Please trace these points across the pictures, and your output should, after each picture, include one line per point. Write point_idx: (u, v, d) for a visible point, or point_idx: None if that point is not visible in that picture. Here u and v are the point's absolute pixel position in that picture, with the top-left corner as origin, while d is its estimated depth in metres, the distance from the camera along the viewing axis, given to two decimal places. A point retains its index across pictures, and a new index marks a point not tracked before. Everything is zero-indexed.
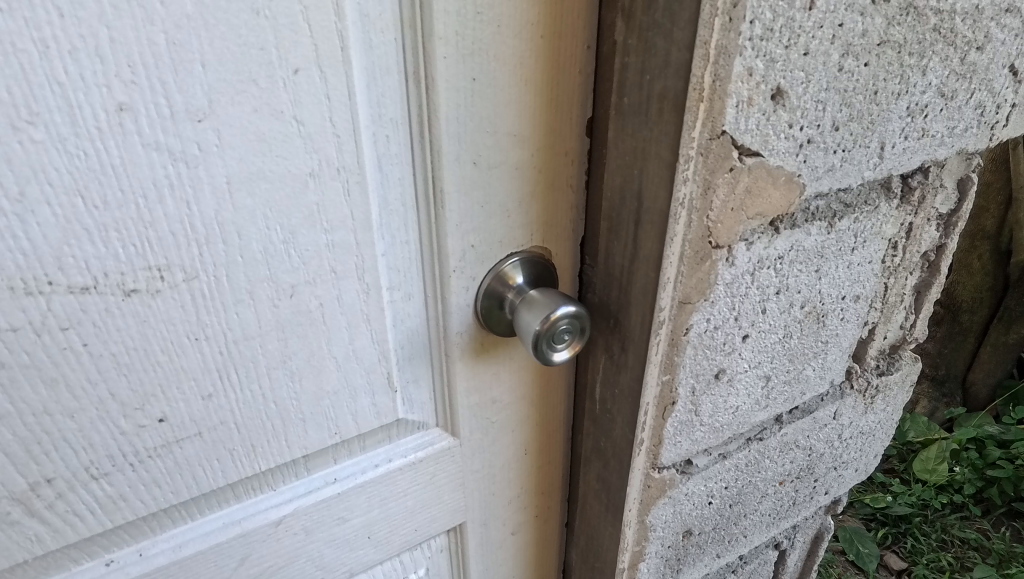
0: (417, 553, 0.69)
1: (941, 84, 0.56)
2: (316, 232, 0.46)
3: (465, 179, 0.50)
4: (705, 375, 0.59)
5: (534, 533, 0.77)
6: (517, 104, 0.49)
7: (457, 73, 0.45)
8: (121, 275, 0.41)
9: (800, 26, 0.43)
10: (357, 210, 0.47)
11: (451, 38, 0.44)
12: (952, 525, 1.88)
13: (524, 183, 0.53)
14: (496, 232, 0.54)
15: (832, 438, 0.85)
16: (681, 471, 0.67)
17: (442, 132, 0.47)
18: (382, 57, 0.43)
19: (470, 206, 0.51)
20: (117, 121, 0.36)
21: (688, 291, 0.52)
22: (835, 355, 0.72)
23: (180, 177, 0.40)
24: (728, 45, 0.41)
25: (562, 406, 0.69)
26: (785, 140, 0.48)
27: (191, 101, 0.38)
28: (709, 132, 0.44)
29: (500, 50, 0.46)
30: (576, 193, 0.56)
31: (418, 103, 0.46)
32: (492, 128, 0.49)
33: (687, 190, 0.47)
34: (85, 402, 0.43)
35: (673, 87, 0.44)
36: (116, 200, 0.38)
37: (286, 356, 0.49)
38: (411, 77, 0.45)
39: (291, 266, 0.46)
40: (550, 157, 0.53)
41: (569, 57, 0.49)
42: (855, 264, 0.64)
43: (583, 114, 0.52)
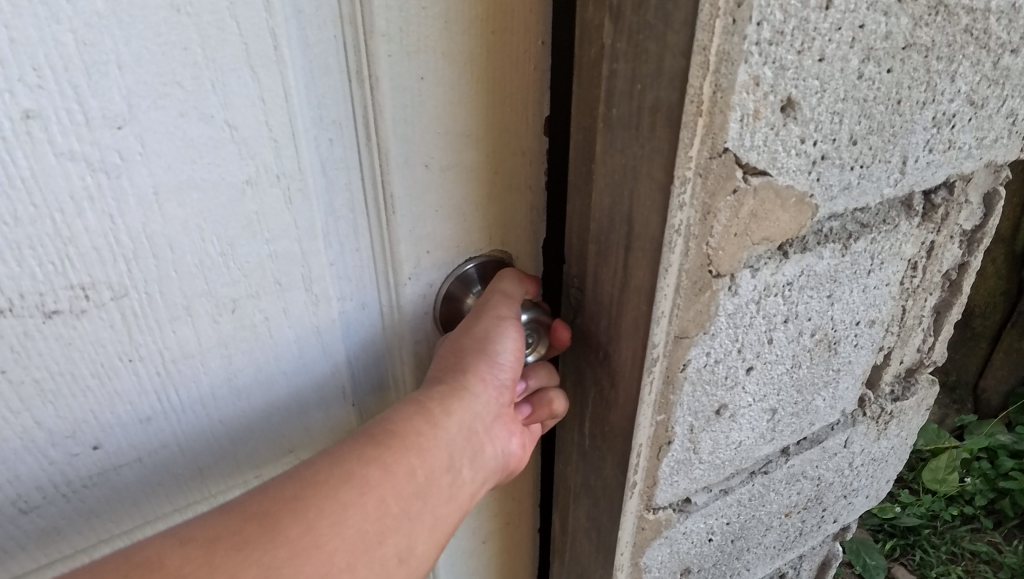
0: None
1: (970, 91, 0.50)
2: (257, 243, 0.41)
3: (417, 184, 0.44)
4: (705, 412, 0.54)
5: (506, 539, 0.69)
6: (470, 101, 0.44)
7: (403, 72, 0.40)
8: (39, 295, 0.35)
9: (815, 28, 0.37)
10: (302, 219, 0.41)
11: (394, 34, 0.39)
12: (962, 537, 1.82)
13: (480, 185, 0.47)
14: (453, 235, 0.48)
15: (842, 467, 0.80)
16: (677, 509, 0.62)
17: (388, 134, 0.41)
18: (319, 57, 0.38)
19: (423, 213, 0.46)
20: (24, 129, 0.31)
21: (685, 325, 0.46)
22: (847, 383, 0.66)
23: (103, 189, 0.34)
24: (731, 50, 0.35)
25: None
26: (796, 156, 0.42)
27: (108, 106, 0.33)
28: (709, 150, 0.38)
29: (449, 47, 0.41)
30: (536, 195, 0.50)
31: (360, 104, 0.41)
32: (443, 127, 0.43)
33: (684, 216, 0.41)
34: (10, 433, 0.37)
35: (667, 99, 0.37)
36: (28, 215, 0.33)
37: (230, 373, 0.44)
38: (351, 76, 0.40)
39: (231, 279, 0.41)
40: (506, 158, 0.47)
41: (521, 55, 0.44)
42: (871, 287, 0.58)
43: (541, 113, 0.47)
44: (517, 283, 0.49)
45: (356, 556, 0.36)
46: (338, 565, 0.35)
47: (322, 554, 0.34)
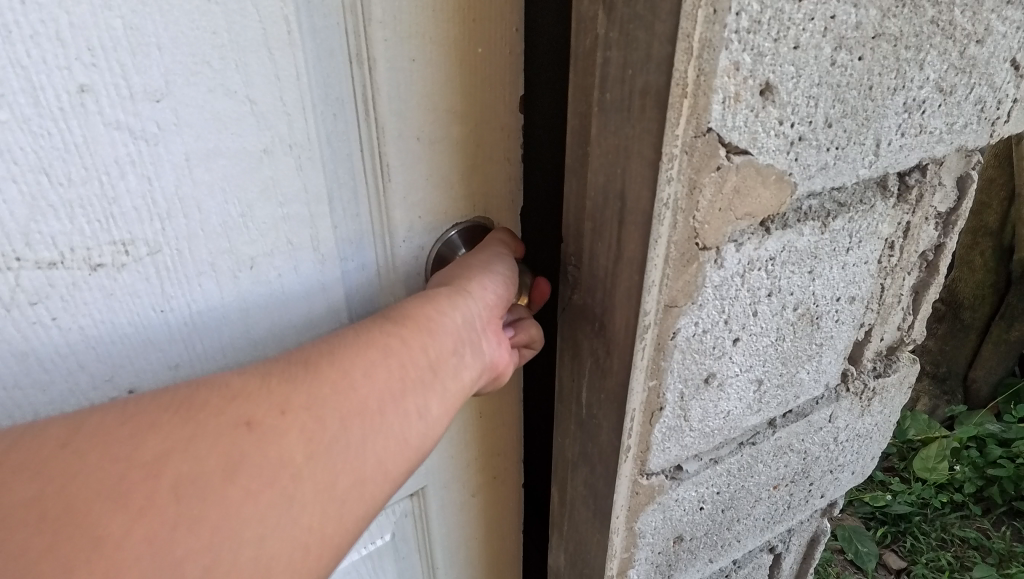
0: (383, 518, 0.66)
1: (939, 79, 0.54)
2: (272, 206, 0.44)
3: (409, 155, 0.49)
4: (694, 380, 0.57)
5: (492, 509, 0.76)
6: (454, 80, 0.48)
7: (396, 55, 0.45)
8: (87, 249, 0.38)
9: (790, 18, 0.41)
10: (311, 184, 0.45)
11: (389, 21, 0.43)
12: (951, 524, 1.86)
13: (463, 157, 0.52)
14: (440, 203, 0.52)
15: (827, 442, 0.83)
16: (670, 477, 0.66)
17: (385, 111, 0.46)
18: (325, 42, 0.42)
19: (415, 181, 0.50)
20: (78, 102, 0.35)
21: (675, 294, 0.50)
22: (829, 358, 0.70)
23: (144, 154, 0.38)
24: (712, 38, 0.38)
25: (509, 393, 0.69)
26: (774, 137, 0.46)
27: (149, 82, 0.36)
28: (693, 129, 0.42)
29: (436, 33, 0.46)
30: (511, 165, 0.55)
31: (360, 84, 0.45)
32: (431, 103, 0.48)
33: (672, 190, 0.44)
34: (56, 375, 0.40)
35: (655, 82, 0.41)
36: (80, 176, 0.36)
37: (247, 325, 0.47)
38: (354, 59, 0.44)
39: (249, 237, 0.44)
40: (484, 131, 0.52)
41: (497, 40, 0.49)
42: (850, 265, 0.62)
43: (515, 93, 0.52)
44: (502, 230, 0.56)
45: (371, 411, 0.39)
46: (359, 409, 0.38)
47: (344, 399, 0.38)
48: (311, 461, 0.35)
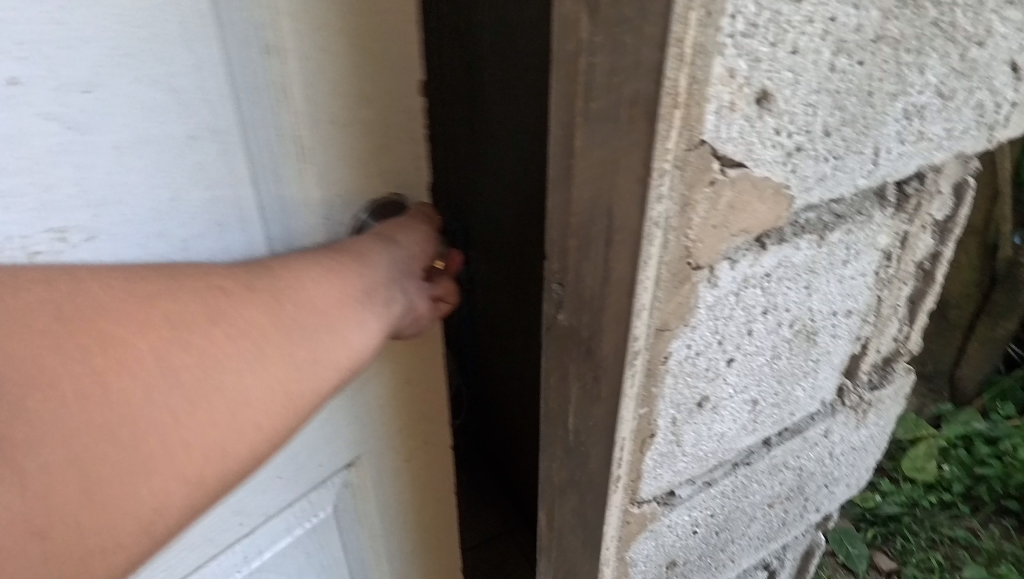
0: (322, 491, 0.69)
1: (939, 83, 0.51)
2: (199, 191, 0.43)
3: (321, 143, 0.48)
4: (687, 404, 0.54)
5: (429, 478, 0.83)
6: (362, 69, 0.48)
7: (304, 46, 0.44)
8: (22, 240, 0.36)
9: (788, 21, 0.38)
10: (235, 169, 0.44)
11: (299, 13, 0.43)
12: (941, 524, 1.84)
13: (375, 144, 0.51)
14: (355, 186, 0.52)
15: (823, 456, 0.81)
16: (663, 503, 0.63)
17: (295, 99, 0.45)
18: (235, 37, 0.41)
19: (330, 163, 0.49)
20: (7, 95, 0.33)
21: (666, 317, 0.47)
22: (826, 374, 0.67)
23: (79, 144, 0.37)
24: (706, 42, 0.35)
25: (438, 371, 0.73)
26: (771, 148, 0.43)
27: (77, 72, 0.35)
28: (685, 143, 0.39)
29: (340, 23, 0.45)
30: (420, 148, 0.55)
31: (273, 76, 0.44)
32: (340, 91, 0.47)
33: (663, 208, 0.41)
34: None
35: (645, 90, 0.36)
36: (12, 167, 0.35)
37: None
38: (266, 51, 0.43)
39: (181, 220, 0.43)
40: (393, 117, 0.51)
41: (400, 28, 0.48)
42: (847, 278, 0.59)
43: (417, 78, 0.51)
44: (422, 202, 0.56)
45: (321, 314, 0.46)
46: (308, 309, 0.45)
47: (295, 299, 0.44)
48: (265, 336, 0.43)
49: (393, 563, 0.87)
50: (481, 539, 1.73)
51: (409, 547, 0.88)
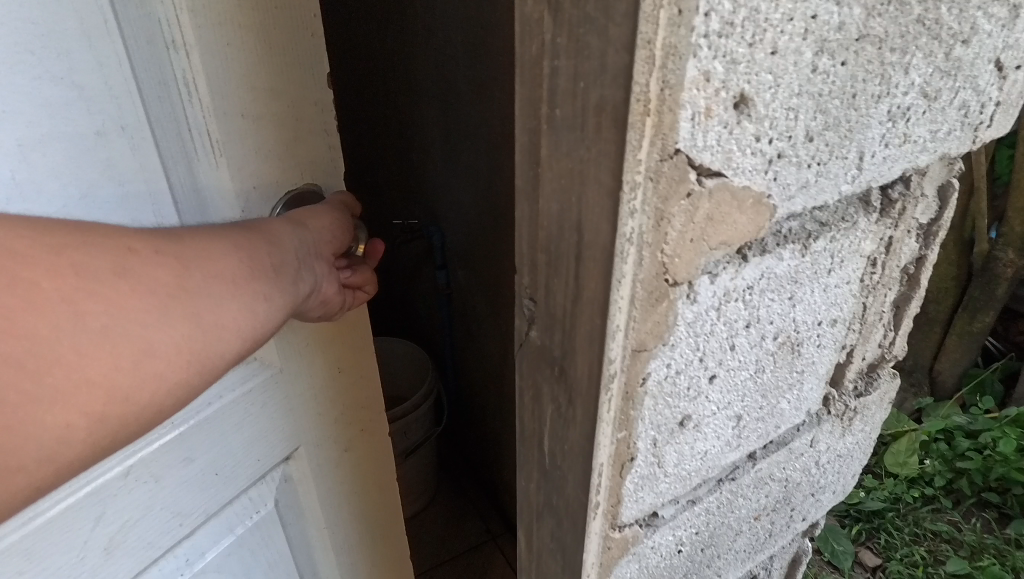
0: (262, 487, 0.68)
1: (924, 83, 0.49)
2: (112, 186, 0.45)
3: (235, 131, 0.50)
4: (668, 425, 0.51)
5: (372, 470, 0.81)
6: (268, 61, 0.51)
7: (210, 41, 0.47)
8: None
9: (766, 19, 0.35)
10: (146, 163, 0.47)
11: (198, 9, 0.46)
12: (923, 519, 1.76)
13: (288, 132, 0.54)
14: (272, 174, 0.54)
15: (809, 466, 0.79)
16: (645, 524, 0.60)
17: (203, 89, 0.48)
18: (140, 34, 0.45)
19: (245, 155, 0.52)
20: None
21: (643, 337, 0.43)
22: (811, 384, 0.65)
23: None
24: (678, 43, 0.32)
25: (371, 359, 0.73)
26: (751, 156, 0.40)
27: None
28: (659, 152, 0.35)
29: (243, 18, 0.48)
30: (330, 135, 0.58)
31: (179, 70, 0.47)
32: (249, 82, 0.50)
33: (636, 223, 0.37)
34: None
35: (612, 97, 0.34)
36: None
37: None
38: (169, 46, 0.46)
39: (102, 216, 0.45)
40: (302, 106, 0.54)
41: (302, 24, 0.52)
42: (832, 286, 0.57)
43: (321, 71, 0.55)
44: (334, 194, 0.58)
45: (237, 280, 0.43)
46: (226, 276, 0.42)
47: (211, 263, 0.42)
48: (178, 296, 0.39)
49: (343, 560, 0.84)
50: (466, 548, 1.68)
51: (360, 542, 0.85)
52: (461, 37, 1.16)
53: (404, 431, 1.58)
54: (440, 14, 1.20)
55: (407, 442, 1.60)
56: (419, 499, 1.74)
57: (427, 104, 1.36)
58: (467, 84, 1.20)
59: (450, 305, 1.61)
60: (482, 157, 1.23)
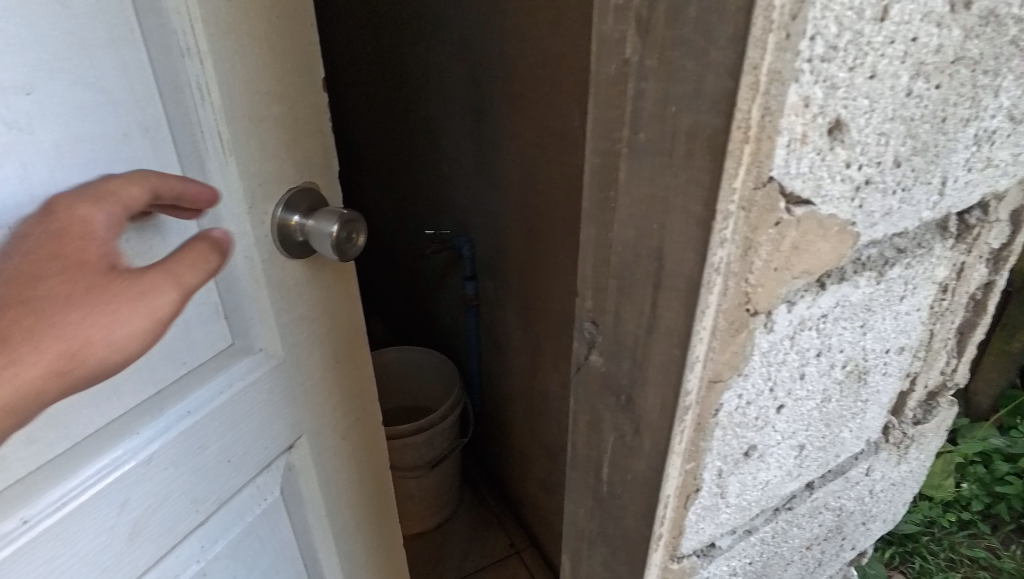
0: (269, 475, 0.67)
1: (1011, 106, 0.47)
2: None
3: (241, 133, 0.52)
4: (734, 455, 0.50)
5: (367, 459, 0.82)
6: (272, 67, 0.52)
7: (221, 49, 0.48)
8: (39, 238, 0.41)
9: (868, 43, 0.33)
10: (167, 162, 0.48)
11: (210, 19, 0.47)
12: (959, 543, 1.67)
13: (289, 134, 0.56)
14: (274, 173, 0.55)
15: (863, 495, 0.76)
16: (702, 555, 0.58)
17: (215, 92, 0.49)
18: (158, 41, 0.45)
19: (251, 156, 0.53)
20: None
21: (719, 368, 0.42)
22: (873, 413, 0.63)
23: (15, 143, 0.39)
24: (783, 69, 0.30)
25: (366, 348, 0.74)
26: (840, 182, 0.38)
27: (16, 75, 0.38)
28: (753, 181, 0.34)
29: (252, 27, 0.50)
30: (326, 137, 0.59)
31: (192, 76, 0.48)
32: (255, 85, 0.51)
33: (724, 253, 0.36)
34: None
35: (708, 124, 0.33)
36: None
37: None
38: (183, 53, 0.47)
39: None
40: (300, 109, 0.56)
41: (302, 34, 0.54)
42: (902, 314, 0.55)
43: (318, 77, 0.57)
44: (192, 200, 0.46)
45: None
46: None
47: None
48: None
49: (343, 547, 0.83)
50: (489, 562, 1.66)
51: (357, 531, 0.85)
52: (498, 48, 1.14)
53: (428, 441, 1.57)
54: (475, 24, 1.18)
55: (432, 452, 1.60)
56: (442, 510, 1.73)
57: (460, 115, 1.35)
58: (503, 96, 1.18)
59: (477, 317, 1.59)
60: (516, 168, 1.21)
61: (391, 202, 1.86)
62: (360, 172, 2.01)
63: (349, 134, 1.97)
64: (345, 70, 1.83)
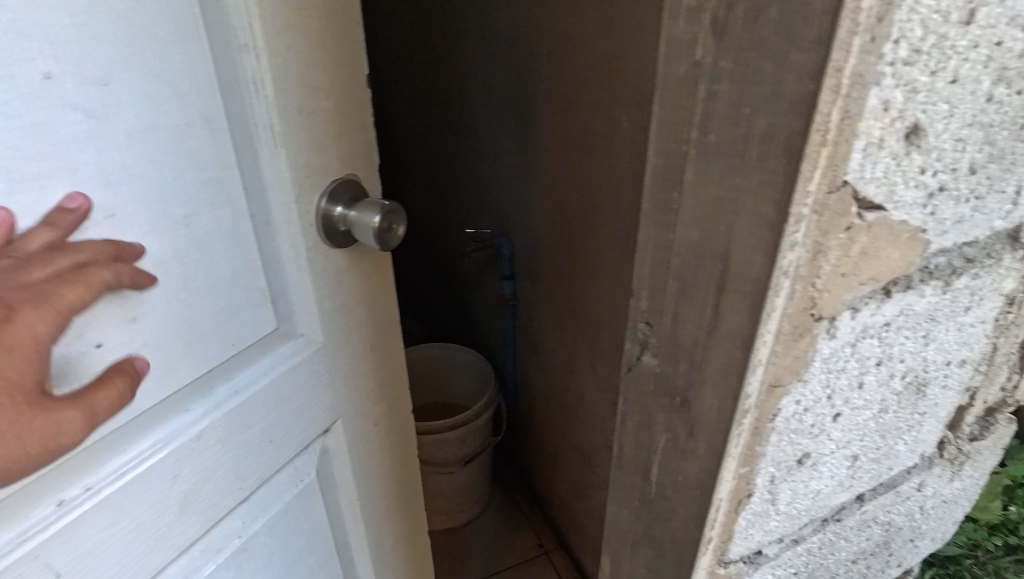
0: (307, 457, 0.69)
1: None
2: (195, 172, 0.49)
3: (292, 125, 0.54)
4: (787, 462, 0.49)
5: (396, 445, 0.83)
6: (320, 62, 0.54)
7: (277, 44, 0.50)
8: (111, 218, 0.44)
9: (952, 47, 0.33)
10: (223, 151, 0.50)
11: (268, 15, 0.49)
12: (1006, 568, 1.59)
13: (334, 128, 0.58)
14: (320, 164, 0.57)
15: (913, 511, 0.74)
16: (748, 562, 0.57)
17: (269, 85, 0.51)
18: (219, 37, 0.48)
19: (300, 147, 0.55)
20: (46, 88, 0.39)
21: (780, 372, 0.42)
22: (930, 426, 0.61)
23: (92, 130, 0.41)
24: (866, 72, 0.30)
25: (398, 337, 0.76)
26: (914, 188, 0.37)
27: (95, 68, 0.41)
28: (828, 184, 0.34)
29: (304, 24, 0.52)
30: (366, 131, 0.62)
31: (249, 70, 0.50)
32: (305, 80, 0.53)
33: (793, 257, 0.37)
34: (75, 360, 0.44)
35: (785, 127, 0.33)
36: (47, 152, 0.40)
37: (185, 277, 0.50)
38: (241, 48, 0.49)
39: (185, 199, 0.48)
40: (344, 103, 0.58)
41: (347, 31, 0.56)
42: (966, 325, 0.53)
43: (361, 73, 0.59)
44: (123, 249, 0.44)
45: None
46: None
47: None
48: None
49: (372, 532, 0.85)
50: (518, 560, 1.66)
51: (385, 516, 0.86)
52: (545, 48, 1.14)
53: (462, 438, 1.58)
54: (522, 24, 1.19)
55: (464, 450, 1.61)
56: (473, 507, 1.74)
57: (504, 115, 1.36)
58: (547, 96, 1.18)
59: (513, 316, 1.59)
60: (559, 169, 1.21)
61: (431, 201, 1.88)
62: (401, 171, 2.04)
63: (392, 132, 2.00)
64: (390, 70, 1.85)
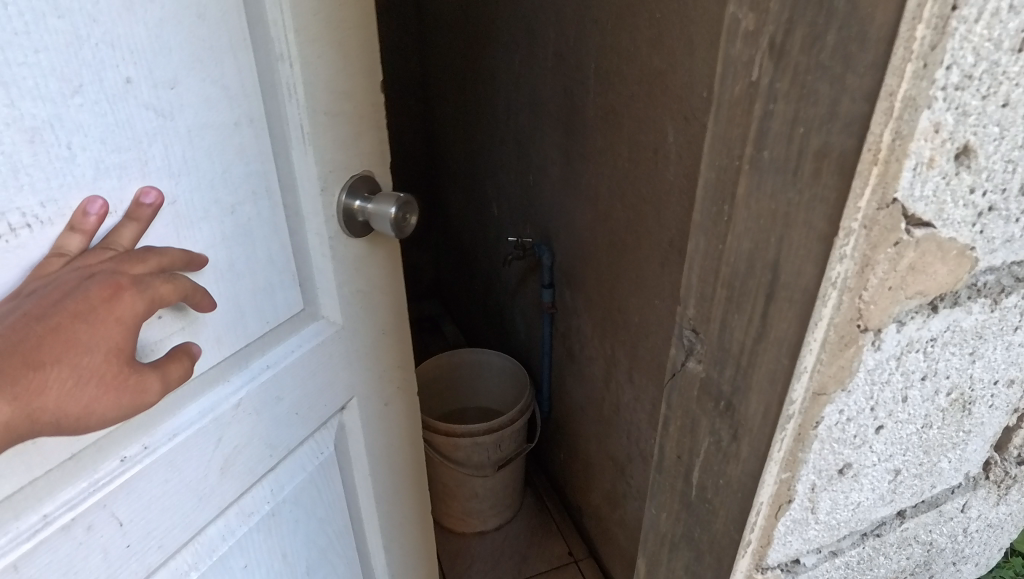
0: (325, 432, 0.73)
1: None
2: (241, 165, 0.53)
3: (320, 126, 0.58)
4: (828, 471, 0.50)
5: (406, 428, 0.87)
6: (347, 70, 0.59)
7: (309, 53, 0.55)
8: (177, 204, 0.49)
9: (1004, 72, 0.34)
10: (264, 147, 0.55)
11: (301, 28, 0.54)
12: None
13: (357, 129, 0.62)
14: (345, 162, 0.62)
15: (955, 532, 0.73)
16: (785, 570, 0.58)
17: (301, 90, 0.56)
18: (262, 47, 0.52)
19: (327, 147, 0.60)
20: (125, 89, 0.43)
21: (825, 381, 0.43)
22: (975, 446, 0.61)
23: (161, 127, 0.46)
24: (918, 96, 0.32)
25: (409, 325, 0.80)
26: (963, 207, 0.39)
27: (165, 73, 0.45)
28: (878, 201, 0.35)
29: (333, 36, 0.57)
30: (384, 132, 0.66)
31: (285, 77, 0.54)
32: (332, 85, 0.58)
33: (842, 268, 0.38)
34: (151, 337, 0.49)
35: (840, 145, 0.35)
36: (125, 146, 0.44)
37: (230, 260, 0.54)
38: (280, 58, 0.54)
39: (233, 189, 0.53)
40: (366, 107, 0.63)
41: (370, 41, 0.61)
42: (1015, 345, 0.53)
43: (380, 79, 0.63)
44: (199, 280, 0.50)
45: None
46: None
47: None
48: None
49: (385, 510, 0.88)
50: (548, 567, 1.67)
51: (396, 495, 0.90)
52: (593, 62, 1.18)
53: (497, 443, 1.60)
54: (572, 39, 1.23)
55: (498, 454, 1.63)
56: (504, 511, 1.76)
57: (550, 126, 1.39)
58: (594, 109, 1.21)
59: (551, 325, 1.61)
60: (604, 180, 1.24)
61: (474, 208, 1.93)
62: (447, 179, 2.10)
63: (441, 142, 2.07)
64: (440, 82, 1.92)
